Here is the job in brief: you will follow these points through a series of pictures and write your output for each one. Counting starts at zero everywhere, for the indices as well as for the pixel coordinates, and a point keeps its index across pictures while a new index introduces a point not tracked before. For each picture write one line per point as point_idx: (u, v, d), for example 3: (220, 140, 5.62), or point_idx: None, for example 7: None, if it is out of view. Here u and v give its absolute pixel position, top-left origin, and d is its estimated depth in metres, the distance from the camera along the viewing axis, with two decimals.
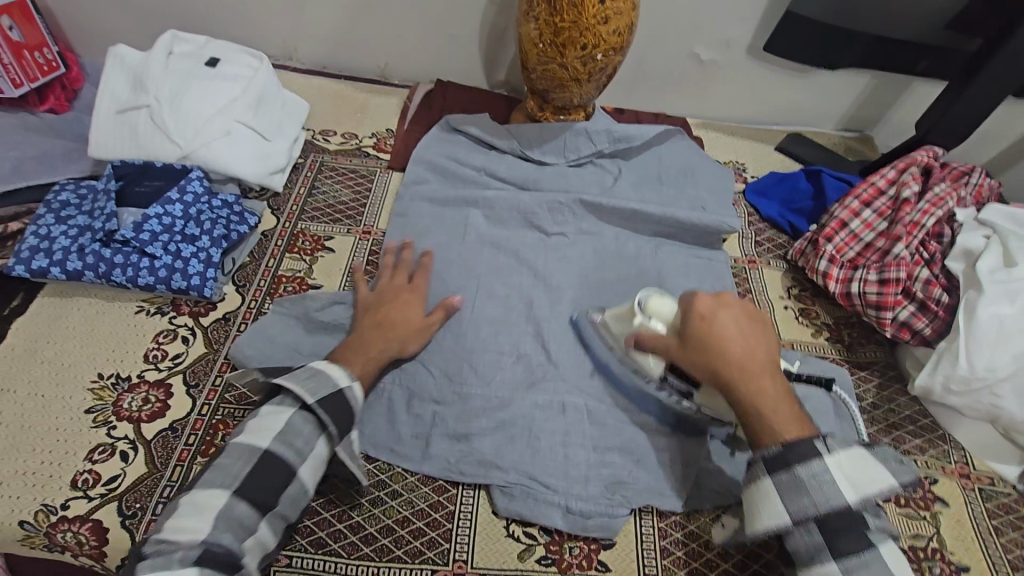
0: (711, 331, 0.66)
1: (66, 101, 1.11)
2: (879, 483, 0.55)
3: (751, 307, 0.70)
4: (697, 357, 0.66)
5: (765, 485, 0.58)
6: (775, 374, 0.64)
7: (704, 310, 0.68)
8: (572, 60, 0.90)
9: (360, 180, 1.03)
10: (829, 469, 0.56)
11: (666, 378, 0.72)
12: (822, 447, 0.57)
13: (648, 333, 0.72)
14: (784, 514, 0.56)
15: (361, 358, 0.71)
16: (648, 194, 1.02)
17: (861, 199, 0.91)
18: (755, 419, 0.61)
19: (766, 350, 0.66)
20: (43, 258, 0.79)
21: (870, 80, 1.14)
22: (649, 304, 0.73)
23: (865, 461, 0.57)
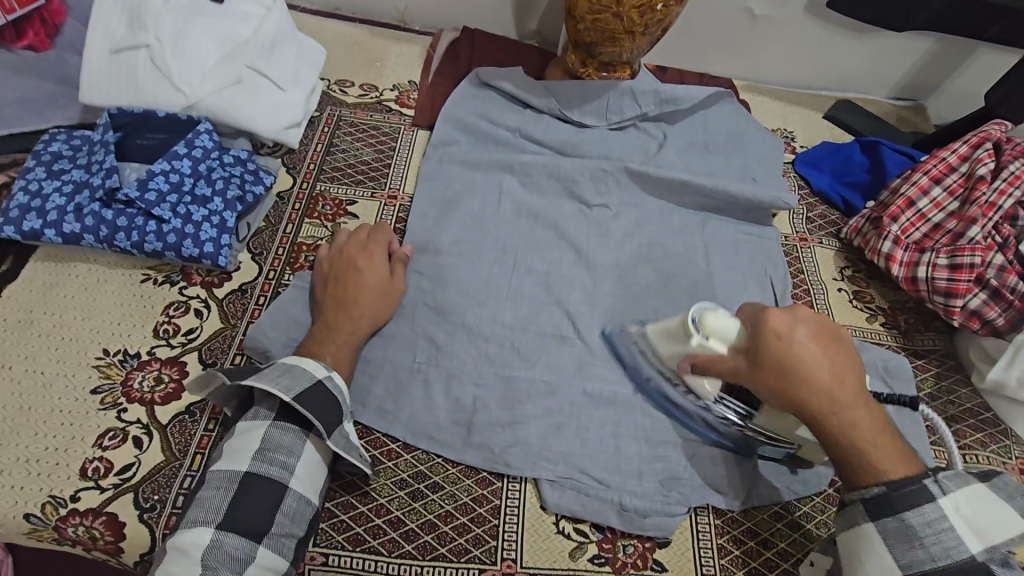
0: (792, 355, 0.58)
1: (47, 37, 0.98)
2: (1005, 530, 0.51)
3: (827, 320, 0.61)
4: (779, 386, 0.58)
5: (867, 531, 0.54)
6: (866, 399, 0.58)
7: (781, 329, 0.59)
8: (629, 11, 0.81)
9: (382, 138, 0.94)
10: (948, 517, 0.52)
11: (723, 399, 0.66)
12: (935, 488, 0.53)
13: (710, 354, 0.63)
14: (895, 567, 0.52)
15: (333, 345, 0.66)
16: (696, 163, 0.94)
17: (931, 174, 0.85)
18: (852, 457, 0.56)
19: (856, 375, 0.59)
20: (35, 219, 0.70)
21: (934, 43, 1.06)
22: (705, 321, 0.63)
23: (990, 504, 0.52)
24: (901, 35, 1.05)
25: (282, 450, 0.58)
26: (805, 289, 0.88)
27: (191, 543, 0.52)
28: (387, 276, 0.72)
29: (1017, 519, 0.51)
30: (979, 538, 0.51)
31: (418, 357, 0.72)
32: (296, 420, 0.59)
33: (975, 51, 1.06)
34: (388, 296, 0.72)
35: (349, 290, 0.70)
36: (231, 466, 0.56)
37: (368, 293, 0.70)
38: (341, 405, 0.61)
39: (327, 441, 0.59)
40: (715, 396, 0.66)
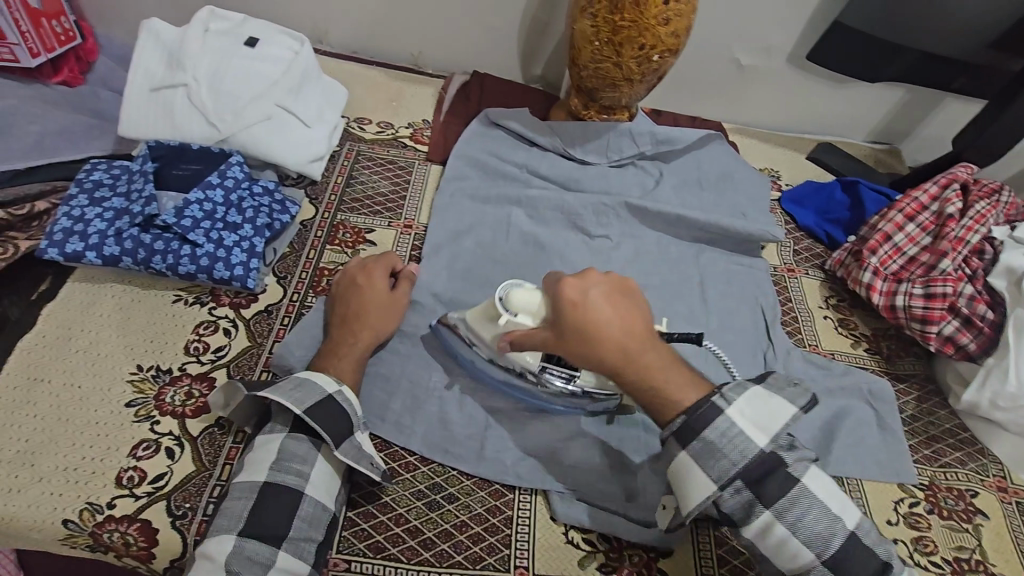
0: (586, 320, 0.60)
1: (79, 73, 1.05)
2: (778, 416, 0.58)
3: (613, 277, 0.65)
4: (582, 350, 0.60)
5: (683, 458, 0.58)
6: (656, 343, 0.62)
7: (575, 297, 0.62)
8: (627, 61, 0.89)
9: (398, 172, 1.01)
10: (735, 423, 0.57)
11: (545, 369, 0.71)
12: (721, 402, 0.58)
13: (519, 331, 0.66)
14: (710, 485, 0.57)
15: (355, 362, 0.70)
16: (690, 199, 1.01)
17: (905, 212, 0.92)
18: (654, 399, 0.60)
19: (644, 323, 0.62)
20: (78, 241, 0.75)
21: (905, 93, 1.15)
22: (511, 298, 0.67)
23: (766, 401, 0.59)
24: (875, 86, 1.14)
25: (297, 459, 0.61)
26: (793, 316, 0.94)
27: (216, 548, 0.55)
28: (390, 292, 0.77)
29: (787, 407, 0.58)
30: (762, 431, 0.57)
31: (433, 376, 0.76)
32: (309, 432, 0.63)
33: (943, 100, 1.16)
34: (393, 309, 0.76)
35: (361, 308, 0.74)
36: (251, 477, 0.60)
37: (377, 308, 0.74)
38: (351, 417, 0.65)
39: (337, 451, 0.62)
40: (537, 365, 0.71)
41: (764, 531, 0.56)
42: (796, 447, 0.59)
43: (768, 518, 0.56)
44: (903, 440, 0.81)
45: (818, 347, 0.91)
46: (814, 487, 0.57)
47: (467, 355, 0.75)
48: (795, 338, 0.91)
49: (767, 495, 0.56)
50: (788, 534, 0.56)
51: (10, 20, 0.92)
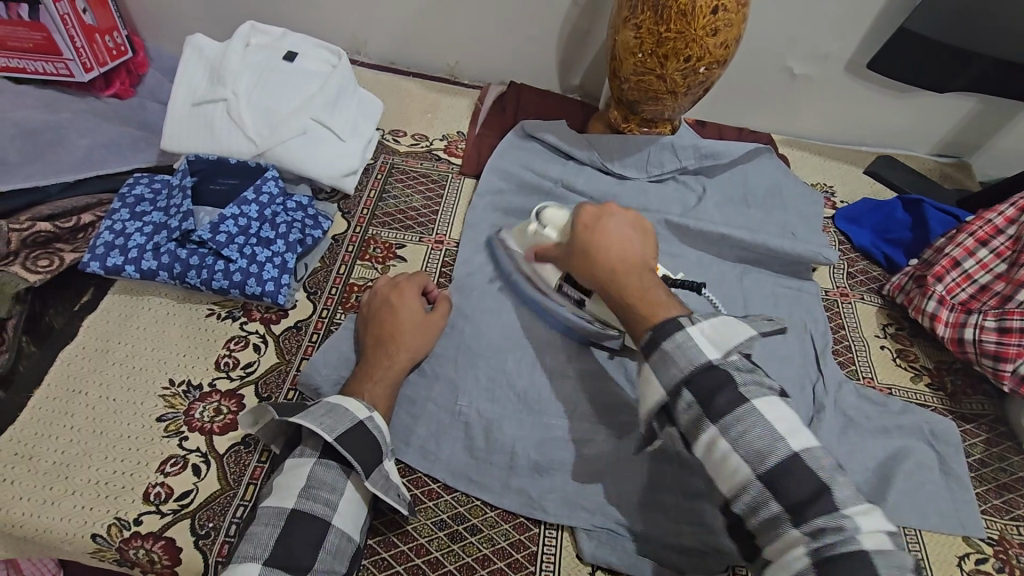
0: (590, 238, 0.70)
1: (130, 86, 1.08)
2: (738, 337, 0.56)
3: (636, 215, 0.73)
4: (582, 264, 0.70)
5: (646, 371, 0.58)
6: (649, 270, 0.67)
7: (587, 221, 0.72)
8: (672, 72, 0.85)
9: (431, 185, 0.99)
10: (691, 337, 0.56)
11: (562, 287, 0.77)
12: (686, 321, 0.58)
13: (544, 243, 0.79)
14: (661, 390, 0.56)
15: (379, 386, 0.69)
16: (734, 217, 0.95)
17: (976, 236, 0.84)
18: (629, 311, 0.64)
19: (642, 249, 0.69)
20: (118, 255, 0.77)
21: (977, 103, 1.06)
22: (543, 213, 0.79)
23: (731, 327, 0.57)
24: (943, 96, 1.05)
25: (326, 487, 0.60)
26: (846, 345, 0.87)
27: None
28: (423, 313, 0.75)
29: (745, 330, 0.57)
30: (717, 347, 0.55)
31: (459, 399, 0.74)
32: (338, 459, 0.62)
33: (1020, 111, 1.06)
34: (427, 331, 0.74)
35: (392, 330, 0.72)
36: (278, 503, 0.59)
37: (407, 329, 0.73)
38: (380, 444, 0.63)
39: (365, 481, 0.61)
40: (556, 282, 0.78)
41: (708, 447, 0.53)
42: (755, 374, 0.55)
43: (713, 433, 0.52)
44: (969, 488, 0.74)
45: (873, 380, 0.84)
46: (766, 410, 0.52)
47: (508, 267, 0.83)
48: (848, 370, 0.85)
49: (715, 410, 0.53)
50: (730, 448, 0.51)
51: (66, 37, 0.95)
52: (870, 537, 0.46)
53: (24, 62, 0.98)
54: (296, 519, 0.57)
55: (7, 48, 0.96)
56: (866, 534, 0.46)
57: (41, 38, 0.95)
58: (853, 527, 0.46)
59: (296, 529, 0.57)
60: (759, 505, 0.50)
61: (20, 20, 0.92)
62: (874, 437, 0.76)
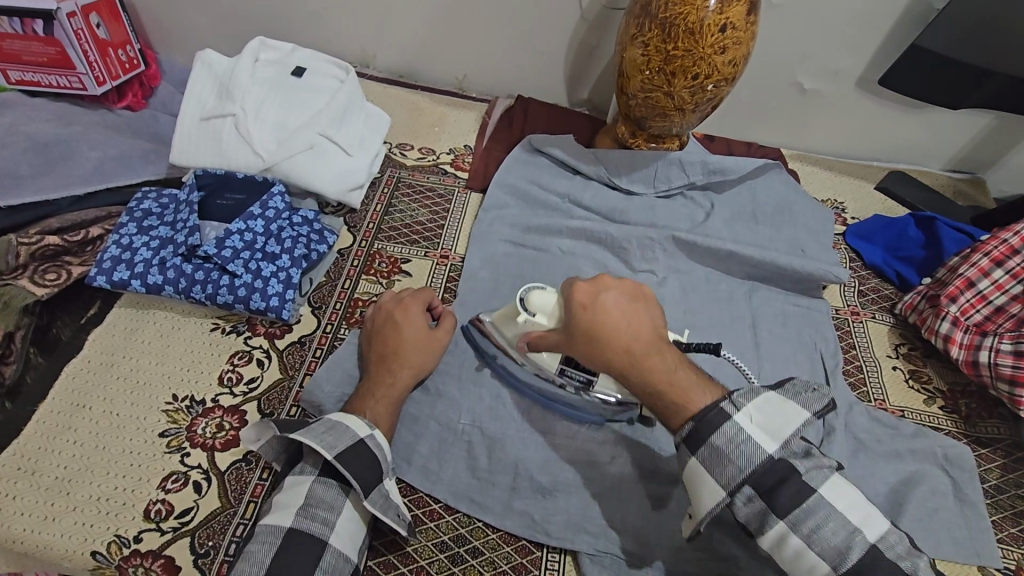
0: (594, 321, 0.59)
1: (142, 98, 1.09)
2: (789, 423, 0.54)
3: (632, 282, 0.63)
4: (589, 350, 0.59)
5: (694, 467, 0.55)
6: (664, 345, 0.59)
7: (585, 299, 0.60)
8: (680, 90, 0.84)
9: (437, 200, 0.99)
10: (743, 427, 0.53)
11: (565, 371, 0.70)
12: (731, 407, 0.54)
13: (536, 331, 0.67)
14: (719, 491, 0.53)
15: (381, 404, 0.68)
16: (743, 233, 0.94)
17: (992, 256, 0.82)
18: (658, 403, 0.57)
19: (654, 326, 0.60)
20: (124, 270, 0.77)
21: (993, 119, 1.04)
22: (529, 300, 0.67)
23: (779, 406, 0.55)
24: (956, 112, 1.04)
25: (324, 506, 0.59)
26: (857, 366, 0.86)
27: None
28: (428, 330, 0.75)
29: (796, 411, 0.54)
30: (773, 438, 0.53)
31: (463, 418, 0.73)
32: (338, 477, 0.61)
33: None
34: (431, 348, 0.74)
35: (396, 347, 0.72)
36: (276, 520, 0.58)
37: (411, 345, 0.72)
38: (380, 463, 0.63)
39: (364, 501, 0.60)
40: (557, 368, 0.71)
41: (779, 543, 0.50)
42: (812, 456, 0.53)
43: (783, 529, 0.50)
44: (985, 516, 0.72)
45: (885, 403, 0.82)
46: (831, 497, 0.50)
47: (493, 353, 0.76)
48: (859, 392, 0.83)
49: (780, 505, 0.50)
50: (803, 544, 0.49)
51: (79, 51, 0.96)
52: None
53: (38, 76, 0.99)
54: (295, 537, 0.56)
55: (22, 62, 0.97)
56: None
57: (54, 52, 0.96)
58: None
59: (295, 546, 0.56)
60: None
61: (35, 35, 0.93)
62: (886, 462, 0.74)
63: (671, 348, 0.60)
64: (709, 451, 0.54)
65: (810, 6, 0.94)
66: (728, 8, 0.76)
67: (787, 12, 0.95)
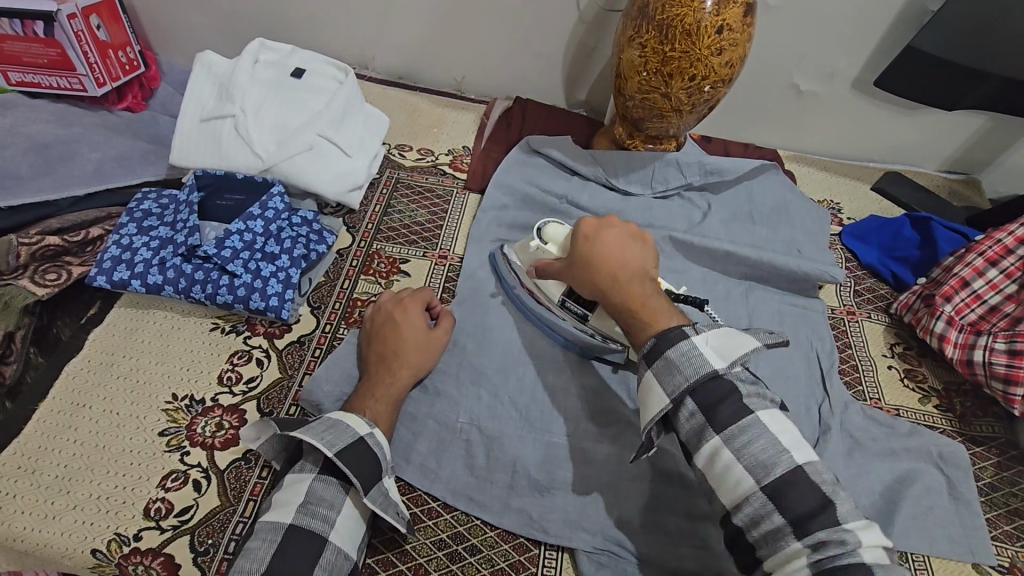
0: (589, 249, 0.69)
1: (142, 100, 1.10)
2: (742, 349, 0.56)
3: (635, 226, 0.73)
4: (583, 274, 0.69)
5: (646, 377, 0.58)
6: (650, 277, 0.66)
7: (587, 232, 0.71)
8: (677, 91, 0.85)
9: (436, 200, 1.00)
10: (696, 345, 0.56)
11: (565, 302, 0.77)
12: (691, 330, 0.57)
13: (545, 259, 0.78)
14: (665, 400, 0.56)
15: (380, 403, 0.69)
16: (739, 233, 0.95)
17: (986, 256, 0.83)
18: (629, 320, 0.64)
19: (643, 263, 0.68)
20: (124, 270, 0.78)
21: (988, 120, 1.05)
22: (546, 230, 0.79)
23: (733, 338, 0.57)
24: (952, 113, 1.04)
25: (324, 503, 0.60)
26: (853, 365, 0.86)
27: None
28: (426, 329, 0.75)
29: (750, 341, 0.56)
30: (722, 357, 0.55)
31: (461, 417, 0.74)
32: (338, 475, 0.62)
33: None
34: (430, 348, 0.74)
35: (395, 347, 0.72)
36: (276, 518, 0.58)
37: (410, 344, 0.73)
38: (380, 461, 0.63)
39: (364, 499, 0.61)
40: (559, 297, 0.78)
41: (712, 456, 0.52)
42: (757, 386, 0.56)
43: (732, 465, 0.51)
44: (979, 514, 0.72)
45: (880, 402, 0.83)
46: (768, 421, 0.52)
47: (511, 285, 0.84)
48: (855, 390, 0.84)
49: (761, 478, 0.50)
50: (732, 459, 0.51)
51: (79, 52, 0.96)
52: (869, 552, 0.45)
53: (38, 77, 1.00)
54: (295, 534, 0.57)
55: (23, 64, 0.98)
56: (867, 548, 0.45)
57: (55, 54, 0.96)
58: (855, 541, 0.46)
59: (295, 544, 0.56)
60: (762, 518, 0.50)
61: (35, 37, 0.94)
62: (881, 460, 0.75)
63: (656, 285, 0.66)
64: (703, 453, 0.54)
65: (806, 8, 0.94)
66: (724, 10, 0.77)
67: (783, 15, 0.96)
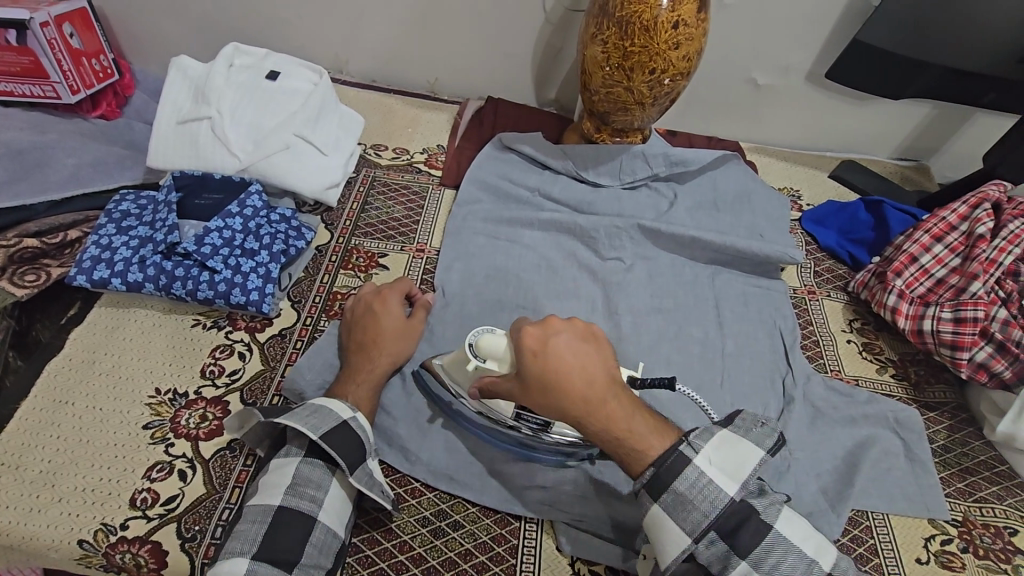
0: (544, 372, 0.59)
1: (117, 107, 1.10)
2: (747, 463, 0.56)
3: (580, 323, 0.64)
4: (545, 400, 0.59)
5: (654, 514, 0.57)
6: (617, 389, 0.59)
7: (535, 347, 0.60)
8: (639, 84, 0.89)
9: (412, 197, 1.03)
10: (703, 471, 0.56)
11: (518, 416, 0.69)
12: (688, 450, 0.57)
13: (488, 380, 0.65)
14: (684, 538, 0.55)
15: (361, 389, 0.71)
16: (704, 220, 0.99)
17: (932, 233, 0.89)
18: (616, 448, 0.58)
19: (609, 369, 0.60)
20: (104, 269, 0.79)
21: (932, 108, 1.12)
22: (478, 344, 0.67)
23: (728, 445, 0.58)
24: (899, 103, 1.11)
25: (311, 484, 0.61)
26: (814, 340, 0.91)
27: (228, 570, 0.55)
28: (404, 318, 0.78)
29: (751, 449, 0.57)
30: (733, 479, 0.56)
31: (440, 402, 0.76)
32: (323, 457, 0.63)
33: (972, 115, 1.12)
34: (409, 336, 0.77)
35: (376, 336, 0.75)
36: (265, 500, 0.60)
37: (388, 333, 0.75)
38: (364, 443, 0.65)
39: (350, 478, 0.62)
40: (512, 413, 0.69)
41: None
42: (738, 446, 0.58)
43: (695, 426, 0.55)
44: (933, 473, 0.76)
45: (840, 373, 0.87)
46: (787, 530, 0.54)
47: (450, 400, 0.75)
48: (816, 363, 0.88)
49: None
50: None
51: (53, 60, 0.97)
52: None
53: (11, 86, 1.00)
54: (283, 514, 0.59)
55: None
56: None
57: (28, 61, 0.97)
58: None
59: (282, 523, 0.58)
60: None
61: (7, 45, 0.94)
62: (842, 427, 0.79)
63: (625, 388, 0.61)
64: (672, 497, 0.56)
65: (759, 5, 1.00)
66: (679, 6, 0.82)
67: (737, 13, 1.01)
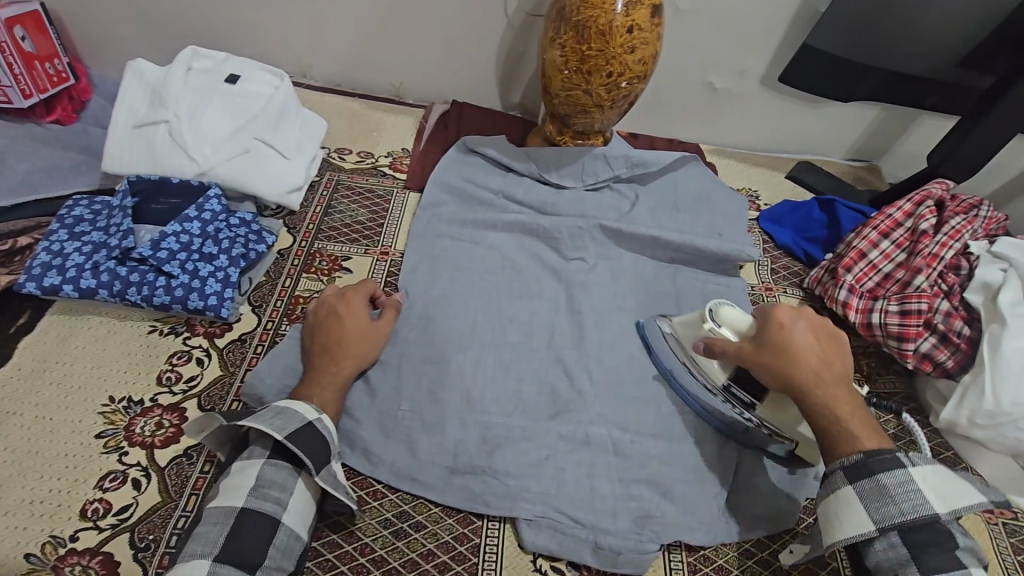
0: (788, 338, 0.67)
1: (73, 112, 1.08)
2: (968, 500, 0.54)
3: (824, 319, 0.70)
4: (770, 363, 0.66)
5: (844, 493, 0.58)
6: (850, 385, 0.66)
7: (784, 319, 0.68)
8: (597, 87, 0.91)
9: (377, 200, 1.03)
10: (914, 479, 0.55)
11: (729, 386, 0.73)
12: (906, 459, 0.57)
13: (719, 341, 0.72)
14: (868, 525, 0.55)
15: (322, 391, 0.70)
16: (665, 220, 1.01)
17: (879, 230, 0.92)
18: (828, 425, 0.62)
19: (844, 363, 0.66)
20: (55, 275, 0.77)
21: (880, 111, 1.16)
22: (720, 311, 0.73)
23: (956, 483, 0.55)
24: (849, 106, 1.15)
25: (275, 487, 0.61)
26: None
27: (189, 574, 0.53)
28: (368, 322, 0.78)
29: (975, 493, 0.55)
30: (946, 503, 0.54)
31: (403, 404, 0.76)
32: (288, 458, 0.63)
33: (918, 117, 1.17)
34: (372, 340, 0.77)
35: (339, 339, 0.74)
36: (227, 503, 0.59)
37: (351, 336, 0.75)
38: (329, 443, 0.65)
39: (316, 478, 0.62)
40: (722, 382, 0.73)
41: None
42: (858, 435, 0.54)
43: None
44: None
45: None
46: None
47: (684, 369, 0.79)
48: None
49: None
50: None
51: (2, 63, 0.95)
52: None
53: None
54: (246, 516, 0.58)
55: None
56: None
57: None
58: None
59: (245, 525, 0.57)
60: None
61: None
62: None
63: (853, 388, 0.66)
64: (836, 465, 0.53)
65: (713, 12, 1.03)
66: (633, 11, 0.84)
67: (693, 18, 1.04)
